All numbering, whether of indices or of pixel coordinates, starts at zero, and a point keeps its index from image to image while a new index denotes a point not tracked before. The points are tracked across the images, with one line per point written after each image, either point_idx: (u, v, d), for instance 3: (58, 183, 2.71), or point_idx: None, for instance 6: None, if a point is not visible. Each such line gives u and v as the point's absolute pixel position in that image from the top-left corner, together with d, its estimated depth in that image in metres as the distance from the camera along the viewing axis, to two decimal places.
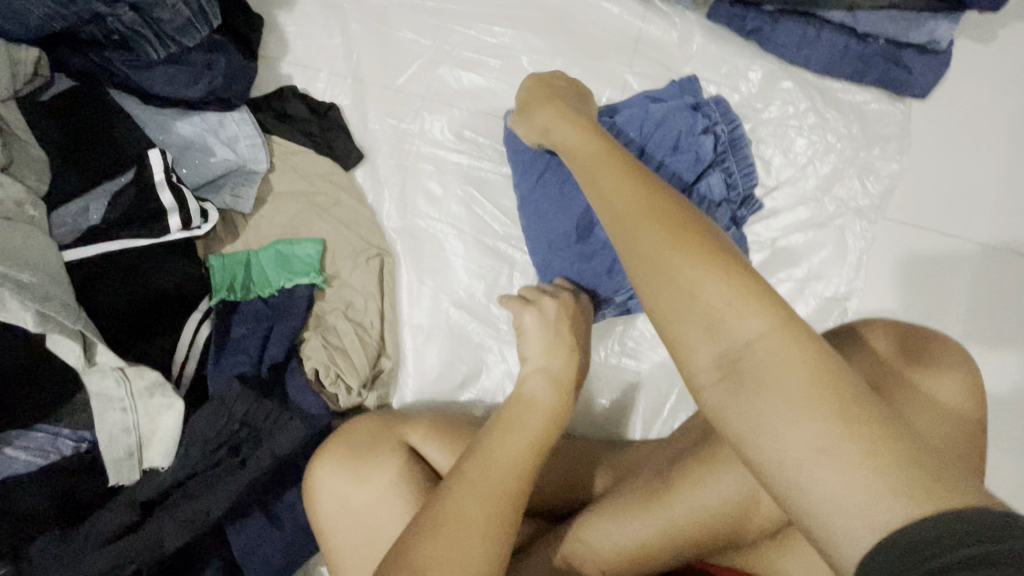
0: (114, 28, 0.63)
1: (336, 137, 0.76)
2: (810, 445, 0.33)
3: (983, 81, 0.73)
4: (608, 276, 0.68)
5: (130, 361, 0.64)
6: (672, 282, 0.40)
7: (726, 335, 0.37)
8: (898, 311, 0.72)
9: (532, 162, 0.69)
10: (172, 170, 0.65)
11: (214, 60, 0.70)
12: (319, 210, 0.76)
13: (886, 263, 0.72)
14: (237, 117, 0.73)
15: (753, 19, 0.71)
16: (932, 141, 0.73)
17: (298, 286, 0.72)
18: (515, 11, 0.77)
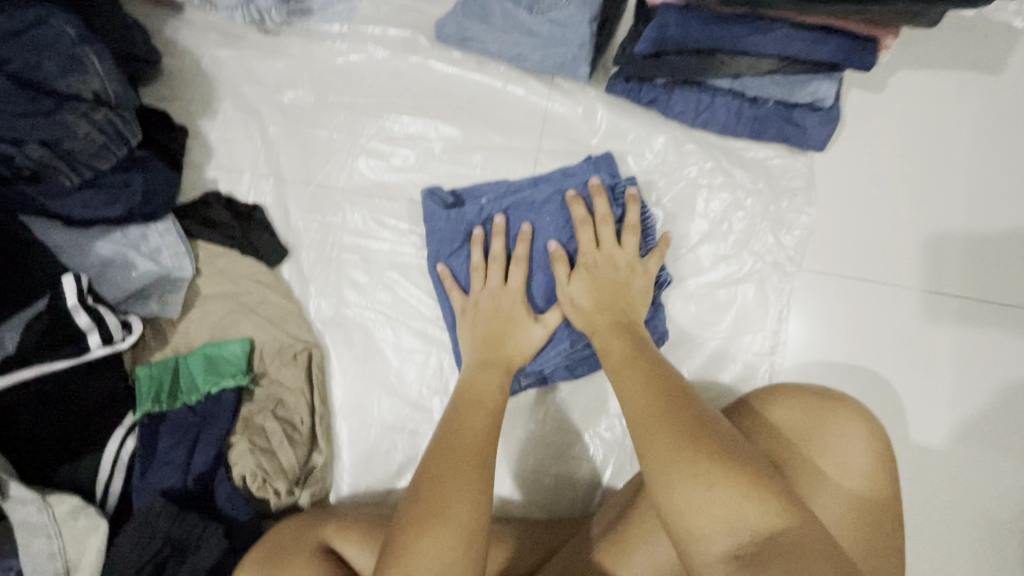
0: (24, 164, 0.65)
1: (260, 237, 0.78)
2: (709, 503, 0.42)
3: (880, 128, 0.75)
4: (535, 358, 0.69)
5: (53, 488, 0.64)
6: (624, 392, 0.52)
7: (656, 419, 0.47)
8: (847, 365, 0.72)
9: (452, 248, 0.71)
10: (87, 292, 0.66)
11: (132, 179, 0.72)
12: (246, 309, 0.76)
13: (828, 317, 0.73)
14: (160, 228, 0.75)
15: (648, 91, 0.73)
16: (841, 192, 0.74)
17: (225, 390, 0.72)
18: (425, 101, 0.80)
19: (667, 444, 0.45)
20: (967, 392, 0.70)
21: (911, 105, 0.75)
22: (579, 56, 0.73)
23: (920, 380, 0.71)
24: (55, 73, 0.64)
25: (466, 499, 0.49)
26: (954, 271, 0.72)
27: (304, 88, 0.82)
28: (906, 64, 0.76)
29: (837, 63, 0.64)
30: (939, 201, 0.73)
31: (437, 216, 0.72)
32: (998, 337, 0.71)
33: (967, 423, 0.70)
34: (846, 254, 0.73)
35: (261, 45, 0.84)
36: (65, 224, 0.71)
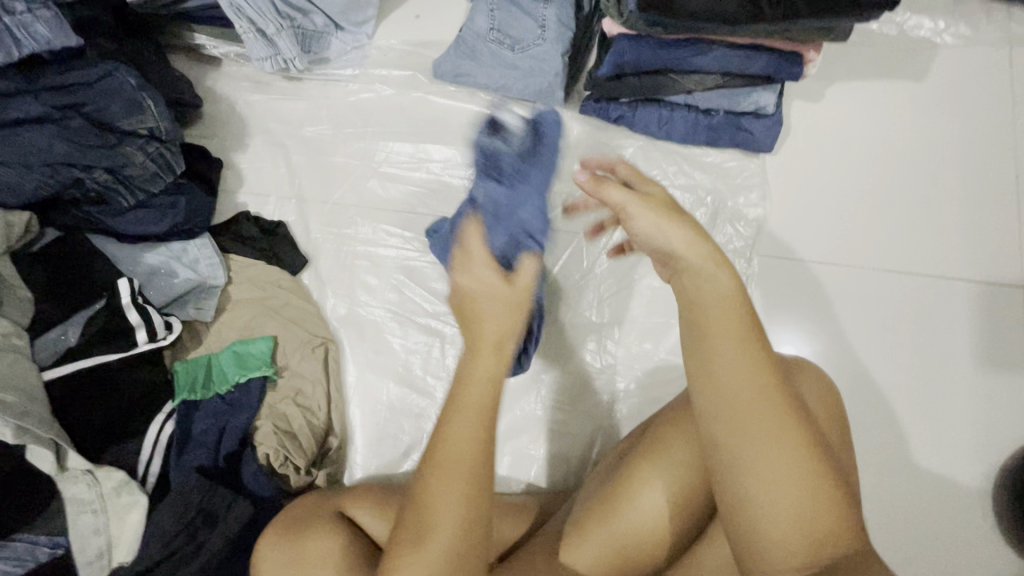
0: (91, 187, 0.78)
1: (283, 248, 0.90)
2: (791, 513, 0.45)
3: (854, 135, 0.86)
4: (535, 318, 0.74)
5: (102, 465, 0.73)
6: (722, 367, 0.48)
7: (757, 421, 0.46)
8: (883, 350, 0.79)
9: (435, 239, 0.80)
10: (138, 293, 0.77)
11: (177, 201, 0.85)
12: (271, 311, 0.87)
13: (860, 306, 0.81)
14: (198, 243, 0.87)
15: (615, 109, 0.85)
16: (839, 195, 0.84)
17: (252, 380, 0.81)
18: (426, 128, 0.93)
19: (764, 438, 0.46)
20: (928, 360, 0.78)
21: (848, 112, 0.86)
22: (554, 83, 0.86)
23: (881, 350, 0.79)
24: (119, 113, 0.78)
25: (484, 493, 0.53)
26: (976, 258, 0.81)
27: (323, 123, 0.96)
28: (841, 77, 0.87)
29: (769, 75, 0.75)
30: (950, 200, 0.83)
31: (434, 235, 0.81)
32: (946, 307, 0.80)
33: (923, 388, 0.78)
34: (870, 249, 0.82)
35: (287, 90, 0.99)
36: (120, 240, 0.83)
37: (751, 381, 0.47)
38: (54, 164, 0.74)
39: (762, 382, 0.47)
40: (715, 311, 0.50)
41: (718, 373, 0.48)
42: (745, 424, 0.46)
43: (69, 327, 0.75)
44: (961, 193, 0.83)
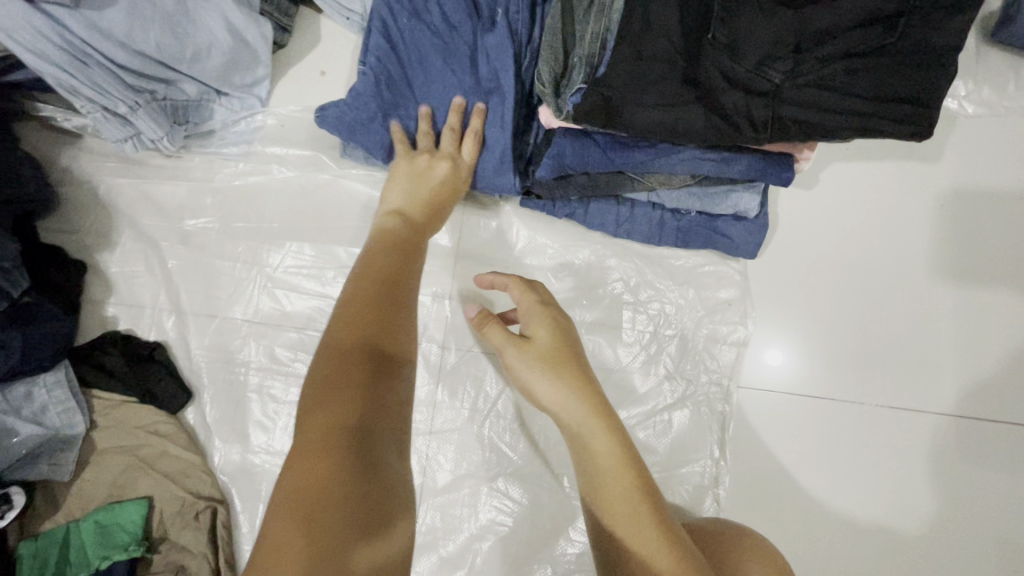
0: None
1: (157, 381, 0.72)
2: None
3: (835, 231, 0.70)
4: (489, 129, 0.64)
5: None
6: (620, 522, 0.48)
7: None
8: (864, 504, 0.65)
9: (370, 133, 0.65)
10: None
11: (7, 337, 0.65)
12: (145, 463, 0.70)
13: (840, 449, 0.66)
14: (48, 381, 0.70)
15: (563, 206, 0.69)
16: (818, 308, 0.68)
17: (117, 563, 0.65)
18: (333, 223, 0.76)
19: (640, 546, 0.47)
20: (900, 511, 0.65)
21: (844, 201, 0.70)
22: (496, 168, 0.64)
23: (869, 507, 0.65)
24: None
25: (411, 334, 0.48)
26: (977, 390, 0.67)
27: (208, 215, 0.78)
28: (839, 155, 0.71)
29: (752, 178, 0.59)
30: (951, 316, 0.68)
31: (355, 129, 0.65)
32: (945, 453, 0.66)
33: (891, 545, 0.65)
34: (853, 375, 0.67)
35: (163, 171, 0.80)
36: None
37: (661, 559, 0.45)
38: None
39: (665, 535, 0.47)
40: (610, 485, 0.50)
41: (626, 541, 0.47)
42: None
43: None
44: (953, 304, 0.68)
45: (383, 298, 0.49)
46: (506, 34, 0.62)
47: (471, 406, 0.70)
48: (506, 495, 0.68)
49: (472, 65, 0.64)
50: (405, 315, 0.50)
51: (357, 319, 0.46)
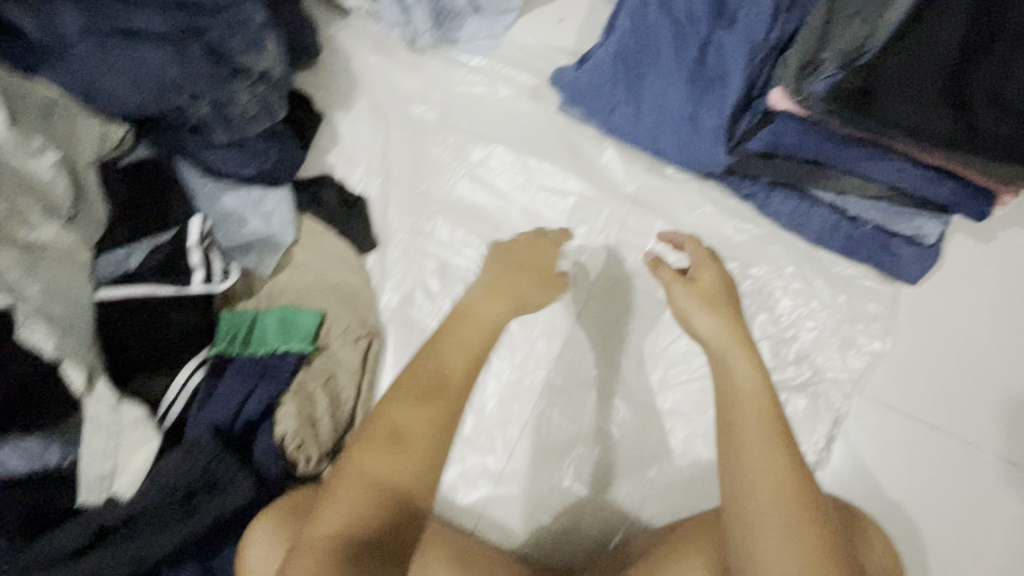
0: (192, 117, 0.74)
1: (356, 225, 0.86)
2: None
3: (986, 285, 0.73)
4: (721, 83, 0.71)
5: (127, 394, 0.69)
6: (745, 441, 0.51)
7: (781, 501, 0.48)
8: (950, 536, 0.67)
9: (610, 85, 0.78)
10: (204, 236, 0.76)
11: (268, 148, 0.81)
12: (328, 285, 0.83)
13: (938, 480, 0.69)
14: (277, 195, 0.84)
15: (749, 186, 0.76)
16: (951, 348, 0.72)
17: (290, 352, 0.78)
18: (535, 141, 0.86)
19: (766, 490, 0.48)
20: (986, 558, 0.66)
21: (1006, 260, 0.74)
22: (712, 138, 0.72)
23: (958, 547, 0.67)
24: (239, 49, 0.74)
25: (415, 438, 0.58)
26: None
27: (431, 106, 0.91)
28: (1020, 222, 0.74)
29: (947, 205, 0.65)
30: None
31: (600, 83, 0.79)
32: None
33: None
34: (968, 418, 0.70)
35: (406, 61, 0.93)
36: (205, 173, 0.80)
37: (775, 478, 0.49)
38: (157, 85, 0.70)
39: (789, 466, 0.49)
40: (749, 409, 0.53)
41: (743, 450, 0.51)
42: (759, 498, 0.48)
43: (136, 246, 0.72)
44: None
45: (448, 356, 0.63)
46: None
47: (608, 331, 0.78)
48: (615, 414, 0.76)
49: (731, 26, 0.71)
50: (440, 409, 0.60)
51: (465, 370, 0.63)
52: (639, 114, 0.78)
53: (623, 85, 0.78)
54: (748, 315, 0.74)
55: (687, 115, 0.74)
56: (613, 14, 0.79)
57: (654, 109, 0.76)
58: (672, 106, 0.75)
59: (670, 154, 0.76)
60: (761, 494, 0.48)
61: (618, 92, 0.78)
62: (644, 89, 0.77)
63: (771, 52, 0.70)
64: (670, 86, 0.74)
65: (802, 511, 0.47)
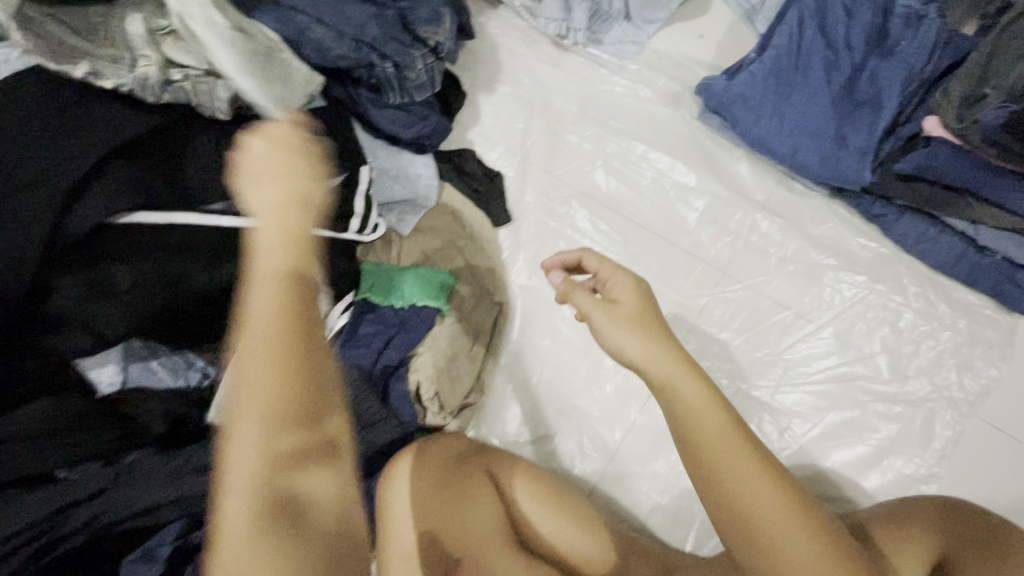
0: (375, 75, 0.79)
1: (493, 198, 0.90)
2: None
3: None
4: (873, 108, 0.77)
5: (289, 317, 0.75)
6: (734, 465, 0.50)
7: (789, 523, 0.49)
8: None
9: (758, 97, 0.82)
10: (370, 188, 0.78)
11: (428, 115, 0.86)
12: (463, 251, 0.87)
13: None
14: (425, 161, 0.89)
15: (880, 207, 0.80)
16: None
17: (427, 307, 0.81)
18: (670, 142, 0.91)
19: (747, 489, 0.49)
20: None
21: None
22: (857, 156, 0.77)
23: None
24: (423, 19, 0.79)
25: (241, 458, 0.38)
26: None
27: (571, 99, 0.96)
28: None
29: None
30: None
31: (750, 94, 0.83)
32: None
33: None
34: None
35: (550, 54, 0.98)
36: (371, 129, 0.85)
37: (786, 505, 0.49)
38: (356, 42, 0.75)
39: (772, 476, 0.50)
40: (710, 425, 0.51)
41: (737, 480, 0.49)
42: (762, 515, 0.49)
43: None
44: None
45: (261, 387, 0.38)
46: (934, 36, 0.75)
47: (731, 327, 0.81)
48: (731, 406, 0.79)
49: (887, 59, 0.77)
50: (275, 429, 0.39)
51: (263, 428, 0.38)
52: (786, 126, 0.81)
53: (772, 99, 0.82)
54: (868, 329, 0.78)
55: (833, 133, 0.78)
56: (767, 32, 0.83)
57: (802, 123, 0.80)
58: (820, 124, 0.79)
59: (813, 168, 0.80)
60: (758, 510, 0.49)
61: (765, 105, 0.82)
62: (793, 105, 0.81)
63: (922, 86, 0.77)
64: (822, 105, 0.79)
65: (783, 487, 0.50)
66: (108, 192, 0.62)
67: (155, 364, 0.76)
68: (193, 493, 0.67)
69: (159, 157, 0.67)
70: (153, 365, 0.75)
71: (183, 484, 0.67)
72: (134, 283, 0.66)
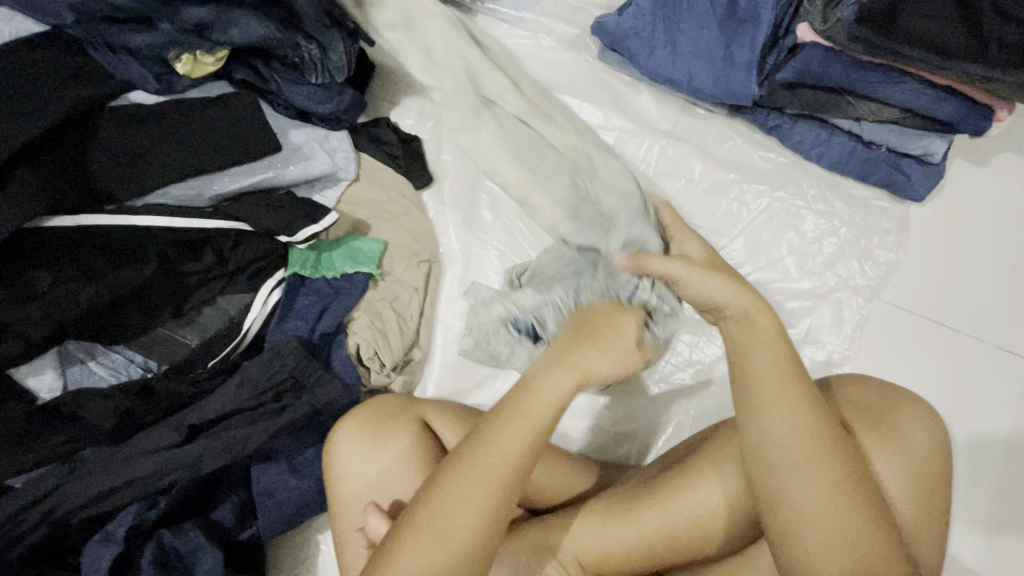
0: (300, 55, 0.81)
1: (413, 162, 0.92)
2: (812, 505, 0.49)
3: (983, 203, 0.83)
4: (753, 24, 0.80)
5: (226, 297, 0.79)
6: (764, 398, 0.51)
7: (805, 466, 0.49)
8: (963, 416, 0.77)
9: (648, 29, 0.85)
10: (292, 176, 0.83)
11: (347, 93, 0.87)
12: (389, 216, 0.88)
13: (949, 369, 0.78)
14: (339, 135, 0.88)
15: (774, 118, 0.84)
16: (953, 255, 0.82)
17: (359, 273, 0.83)
18: (577, 85, 0.93)
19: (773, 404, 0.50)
20: (994, 431, 0.76)
21: (1000, 183, 0.84)
22: (745, 73, 0.81)
23: (963, 423, 0.76)
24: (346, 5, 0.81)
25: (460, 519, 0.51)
26: None
27: None
28: (1009, 147, 0.85)
29: (952, 123, 0.75)
30: None
31: (639, 28, 0.86)
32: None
33: (982, 454, 0.76)
34: (971, 314, 0.80)
35: (452, 16, 0.99)
36: (284, 108, 0.86)
37: (823, 474, 0.49)
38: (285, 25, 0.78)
39: (810, 426, 0.50)
40: (763, 361, 0.52)
41: (767, 419, 0.50)
42: (789, 475, 0.49)
43: (230, 176, 0.79)
44: None
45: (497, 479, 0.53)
46: None
47: None
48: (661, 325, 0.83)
49: None
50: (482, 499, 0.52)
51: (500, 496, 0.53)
52: (677, 53, 0.84)
53: (661, 28, 0.85)
54: (775, 234, 0.83)
55: (718, 53, 0.82)
56: None
57: (691, 48, 0.83)
58: (707, 47, 0.82)
59: (706, 89, 0.83)
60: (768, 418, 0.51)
61: (655, 36, 0.85)
62: (681, 31, 0.84)
63: None
64: (707, 28, 0.82)
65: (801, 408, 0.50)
66: (14, 202, 0.64)
67: (94, 364, 0.75)
68: (141, 473, 0.67)
69: (71, 167, 0.70)
70: (91, 366, 0.75)
71: (129, 468, 0.67)
72: (54, 284, 0.69)
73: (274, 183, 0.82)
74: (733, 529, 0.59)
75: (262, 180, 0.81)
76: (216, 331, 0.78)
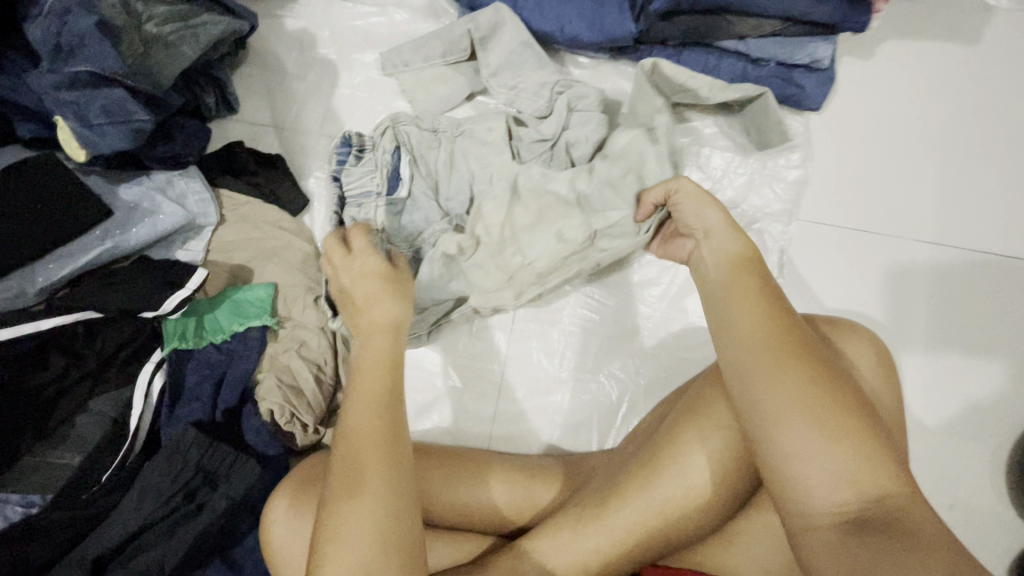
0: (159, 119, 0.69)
1: (281, 184, 0.80)
2: (832, 469, 0.40)
3: (875, 95, 0.82)
4: None
5: (98, 399, 0.68)
6: (739, 336, 0.46)
7: (774, 370, 0.43)
8: (906, 319, 0.75)
9: None
10: (137, 240, 0.70)
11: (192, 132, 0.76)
12: (269, 254, 0.77)
13: (877, 274, 0.77)
14: (186, 175, 0.75)
15: (659, 53, 0.78)
16: (858, 155, 0.80)
17: (252, 329, 0.72)
18: None
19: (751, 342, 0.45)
20: (944, 321, 0.74)
21: (892, 71, 0.82)
22: (617, 9, 0.74)
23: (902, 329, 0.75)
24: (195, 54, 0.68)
25: (345, 520, 0.42)
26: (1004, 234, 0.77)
27: (328, 46, 0.85)
28: (893, 33, 0.83)
29: (833, 23, 0.71)
30: (977, 168, 0.79)
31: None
32: (971, 281, 0.76)
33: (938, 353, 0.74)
34: (886, 212, 0.79)
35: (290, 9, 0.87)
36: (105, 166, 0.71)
37: (816, 412, 0.41)
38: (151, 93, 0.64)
39: (778, 334, 0.45)
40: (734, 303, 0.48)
41: (743, 348, 0.45)
42: (789, 421, 0.41)
43: (57, 262, 0.66)
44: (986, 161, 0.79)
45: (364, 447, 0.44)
46: None
47: None
48: (591, 298, 0.79)
49: None
50: (356, 490, 0.43)
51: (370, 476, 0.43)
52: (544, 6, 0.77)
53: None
54: None
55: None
56: None
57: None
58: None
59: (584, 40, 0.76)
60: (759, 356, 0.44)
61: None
62: None
63: None
64: None
65: (783, 338, 0.45)
66: None
67: None
68: None
69: None
70: None
71: None
72: None
73: (119, 253, 0.69)
74: (712, 511, 0.56)
75: (102, 256, 0.68)
76: (99, 440, 0.67)
